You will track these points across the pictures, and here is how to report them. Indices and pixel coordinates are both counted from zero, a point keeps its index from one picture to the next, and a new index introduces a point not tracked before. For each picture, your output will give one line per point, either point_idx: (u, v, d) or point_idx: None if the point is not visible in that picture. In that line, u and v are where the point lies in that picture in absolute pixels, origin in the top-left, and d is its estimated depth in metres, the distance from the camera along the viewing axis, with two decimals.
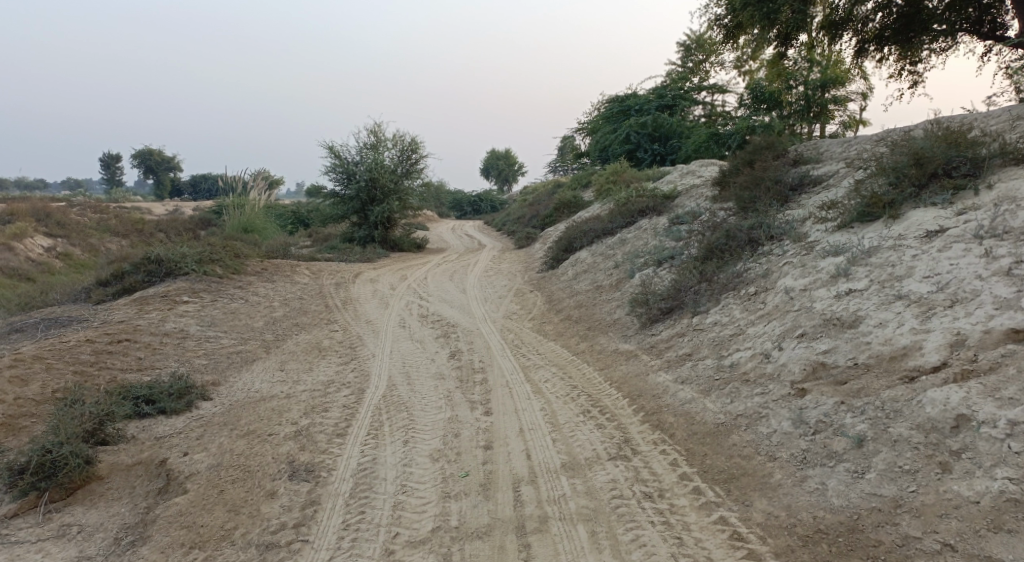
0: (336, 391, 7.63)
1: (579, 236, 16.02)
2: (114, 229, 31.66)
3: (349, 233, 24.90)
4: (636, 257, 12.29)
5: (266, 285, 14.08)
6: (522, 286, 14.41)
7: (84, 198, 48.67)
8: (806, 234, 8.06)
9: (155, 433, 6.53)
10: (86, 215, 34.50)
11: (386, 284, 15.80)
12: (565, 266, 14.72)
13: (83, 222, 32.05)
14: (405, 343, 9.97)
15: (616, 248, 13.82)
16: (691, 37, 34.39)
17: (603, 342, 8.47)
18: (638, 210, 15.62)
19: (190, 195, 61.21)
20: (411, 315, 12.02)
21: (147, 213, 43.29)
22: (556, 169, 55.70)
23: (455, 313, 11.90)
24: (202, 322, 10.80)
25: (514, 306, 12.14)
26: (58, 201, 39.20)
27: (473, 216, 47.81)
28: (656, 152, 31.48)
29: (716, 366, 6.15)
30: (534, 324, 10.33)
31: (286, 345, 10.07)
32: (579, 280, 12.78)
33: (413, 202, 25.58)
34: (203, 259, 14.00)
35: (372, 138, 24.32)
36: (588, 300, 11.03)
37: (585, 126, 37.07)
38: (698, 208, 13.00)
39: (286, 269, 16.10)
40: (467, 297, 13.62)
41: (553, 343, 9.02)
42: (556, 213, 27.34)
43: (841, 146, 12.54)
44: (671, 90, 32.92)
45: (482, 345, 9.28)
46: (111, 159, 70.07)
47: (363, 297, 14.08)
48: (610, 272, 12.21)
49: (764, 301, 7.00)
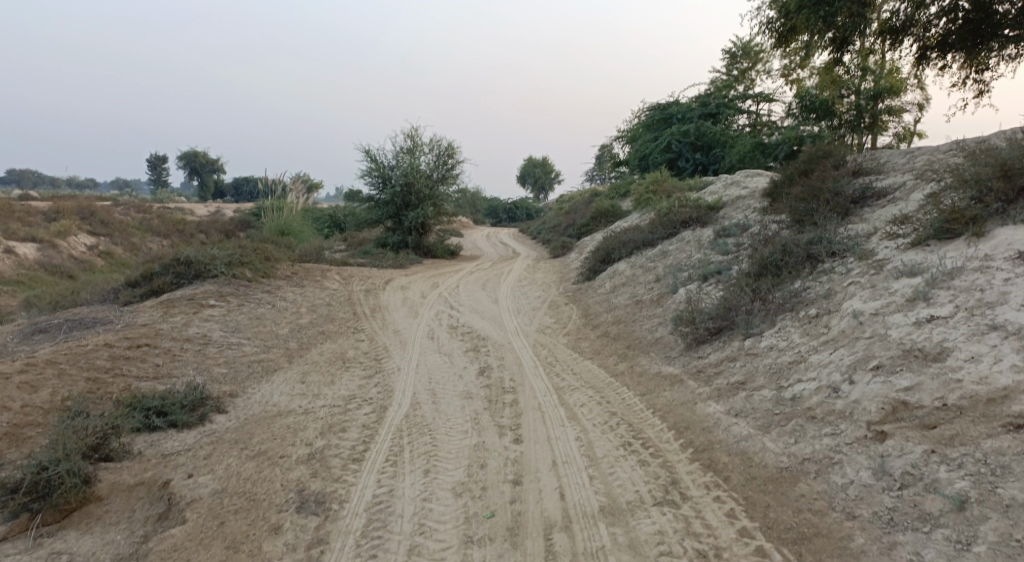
0: (356, 407, 7.15)
1: (618, 247, 15.37)
2: (156, 228, 32.12)
3: (382, 238, 24.65)
4: (679, 271, 11.61)
5: (294, 290, 13.76)
6: (557, 297, 13.83)
7: (131, 198, 49.87)
8: (873, 251, 7.30)
9: (163, 450, 6.15)
10: (130, 215, 35.13)
11: (417, 292, 15.37)
12: (603, 278, 14.08)
13: (126, 221, 32.57)
14: (433, 357, 9.47)
15: (657, 261, 13.15)
16: (737, 45, 33.51)
17: (644, 363, 7.83)
18: (681, 221, 14.92)
19: (232, 198, 62.32)
20: (440, 326, 11.53)
21: (189, 214, 44.04)
22: (594, 176, 55.00)
23: (486, 325, 11.37)
24: (225, 328, 10.48)
25: (549, 319, 11.56)
26: (104, 202, 40.06)
27: (509, 223, 47.40)
28: (698, 161, 30.63)
29: (775, 397, 5.48)
30: (569, 339, 9.73)
31: (310, 355, 9.66)
32: (617, 293, 12.14)
33: (448, 208, 25.23)
34: (232, 262, 13.77)
35: (409, 143, 24.08)
36: (626, 314, 10.40)
37: (624, 134, 36.37)
38: (746, 220, 12.25)
39: (317, 274, 15.82)
40: (499, 308, 13.09)
41: (589, 362, 8.40)
42: (593, 222, 26.69)
43: (904, 158, 11.69)
44: (715, 99, 31.99)
45: (513, 361, 8.73)
46: (157, 160, 71.75)
47: (392, 305, 13.66)
48: (651, 286, 11.55)
49: (827, 326, 6.30)
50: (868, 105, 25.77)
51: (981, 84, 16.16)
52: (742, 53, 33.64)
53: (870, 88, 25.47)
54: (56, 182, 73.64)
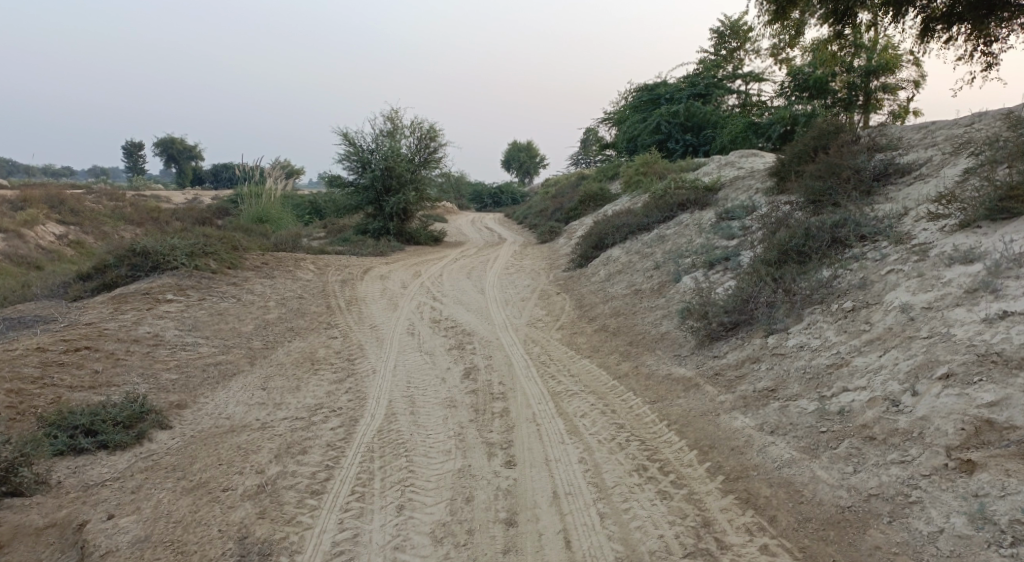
0: (322, 421, 6.17)
1: (612, 231, 14.42)
2: (129, 216, 30.76)
3: (362, 225, 23.55)
4: (680, 257, 10.71)
5: (264, 282, 12.69)
6: (547, 286, 12.90)
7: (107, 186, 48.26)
8: (911, 236, 6.42)
9: (87, 480, 5.17)
10: (102, 203, 33.63)
11: (398, 282, 14.35)
12: (596, 266, 13.16)
13: (96, 208, 31.14)
14: (413, 357, 8.50)
15: (655, 247, 12.25)
16: (725, 23, 32.54)
17: (650, 362, 6.92)
18: (678, 204, 14.00)
19: (211, 184, 60.65)
20: (422, 321, 10.54)
21: (166, 202, 42.53)
22: (579, 160, 53.98)
23: (472, 319, 10.39)
24: (182, 326, 9.43)
25: (540, 311, 10.61)
26: (78, 190, 38.41)
27: (494, 209, 46.35)
28: (688, 143, 29.71)
29: (818, 409, 4.60)
30: (564, 334, 8.81)
31: (275, 355, 8.66)
32: (614, 282, 11.21)
33: (431, 192, 24.15)
34: (195, 252, 12.66)
35: (389, 125, 22.93)
36: (626, 305, 9.48)
37: (612, 116, 35.35)
38: (751, 202, 11.36)
39: (290, 264, 14.75)
40: (485, 299, 12.11)
41: (588, 362, 7.48)
42: (582, 206, 25.74)
43: (920, 134, 10.81)
44: (704, 79, 31.04)
45: (502, 362, 7.78)
46: (133, 146, 69.64)
47: (370, 297, 12.65)
48: (650, 274, 10.65)
49: (868, 321, 5.42)
50: (864, 84, 24.92)
51: (989, 58, 15.31)
52: (731, 32, 32.67)
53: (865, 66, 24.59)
54: (30, 170, 71.40)
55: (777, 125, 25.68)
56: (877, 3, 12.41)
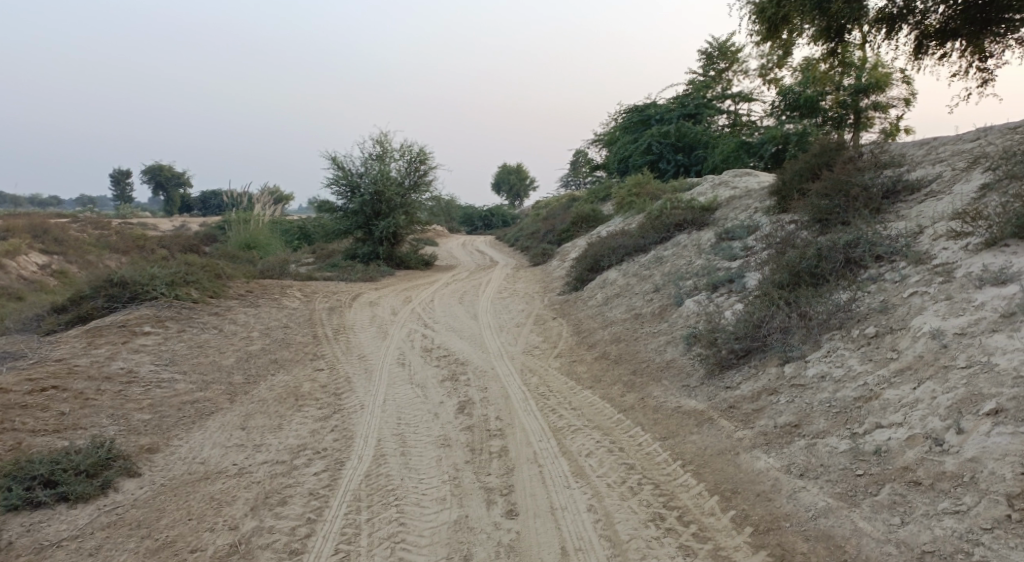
0: (305, 464, 5.69)
1: (607, 253, 14.05)
2: (114, 243, 30.19)
3: (351, 250, 23.12)
4: (680, 279, 10.33)
5: (248, 311, 12.20)
6: (542, 311, 12.48)
7: (94, 214, 47.65)
8: (931, 255, 6.08)
9: (43, 540, 4.67)
10: (87, 231, 33.03)
11: (388, 309, 13.89)
12: (593, 289, 12.76)
13: (81, 236, 30.54)
14: (404, 390, 8.02)
15: (653, 269, 11.89)
16: (713, 45, 32.68)
17: (657, 393, 6.49)
18: (675, 224, 13.68)
19: (200, 211, 60.12)
20: (414, 350, 10.07)
21: (153, 229, 41.94)
22: (569, 181, 53.93)
23: (466, 347, 9.93)
24: (160, 361, 8.93)
25: (536, 337, 10.18)
26: (64, 218, 37.80)
27: (485, 231, 46.06)
28: (679, 163, 29.59)
29: (850, 449, 4.21)
30: (563, 363, 8.38)
31: (257, 390, 8.16)
32: (612, 306, 10.81)
33: (422, 216, 23.78)
34: (176, 281, 12.18)
35: (378, 148, 22.63)
36: (626, 331, 9.07)
37: (602, 137, 35.27)
38: (752, 221, 11.05)
39: (276, 291, 14.27)
40: (479, 325, 11.67)
41: (590, 393, 7.04)
42: (574, 228, 25.45)
43: (922, 150, 10.55)
44: (694, 99, 31.04)
45: (499, 394, 7.32)
46: (121, 173, 69.10)
47: (359, 325, 12.18)
48: (650, 297, 10.25)
49: (894, 348, 5.04)
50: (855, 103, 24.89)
51: (984, 74, 15.18)
52: (719, 54, 32.77)
53: (855, 85, 24.57)
54: (16, 199, 70.66)
55: (768, 144, 25.57)
56: (870, 21, 12.26)
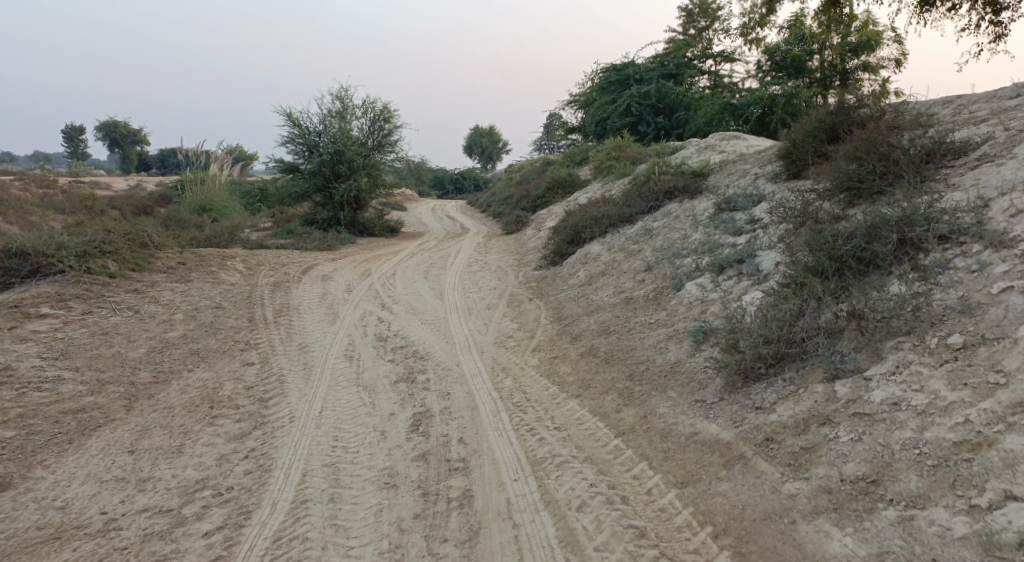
0: (200, 518, 4.32)
1: (589, 225, 12.54)
2: (56, 203, 27.74)
3: (309, 215, 21.27)
4: (677, 256, 8.93)
5: (175, 288, 10.49)
6: (516, 290, 11.02)
7: (41, 172, 44.43)
8: (1017, 238, 4.73)
9: None
10: (27, 191, 30.35)
11: (341, 285, 12.26)
12: (573, 265, 11.31)
13: (18, 195, 28.05)
14: (347, 395, 6.50)
15: (643, 244, 10.46)
16: (694, 1, 30.94)
17: (665, 410, 5.11)
18: (664, 192, 12.23)
19: (157, 170, 56.89)
20: (366, 338, 8.53)
21: (103, 189, 39.11)
22: (543, 145, 52.10)
23: (427, 336, 8.44)
24: (48, 354, 7.17)
25: (510, 324, 8.71)
26: (2, 177, 34.83)
27: (456, 195, 44.22)
28: (660, 126, 28.04)
29: (973, 535, 3.15)
30: (544, 361, 6.95)
31: (164, 394, 6.56)
32: (597, 286, 9.37)
33: (387, 179, 21.96)
34: (88, 251, 10.39)
35: (338, 104, 20.65)
36: (616, 319, 7.65)
37: (577, 98, 33.49)
38: (757, 190, 9.65)
39: (214, 263, 12.53)
40: (443, 307, 10.16)
41: (577, 406, 5.63)
42: (549, 193, 23.89)
43: (950, 108, 9.20)
44: (674, 59, 29.38)
45: (463, 407, 5.90)
46: (72, 129, 65.14)
47: (306, 305, 10.58)
48: (642, 278, 8.84)
49: (999, 369, 3.80)
50: (845, 63, 23.55)
51: (998, 28, 13.85)
52: (700, 11, 31.13)
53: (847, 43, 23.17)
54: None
55: (754, 107, 24.23)
56: None
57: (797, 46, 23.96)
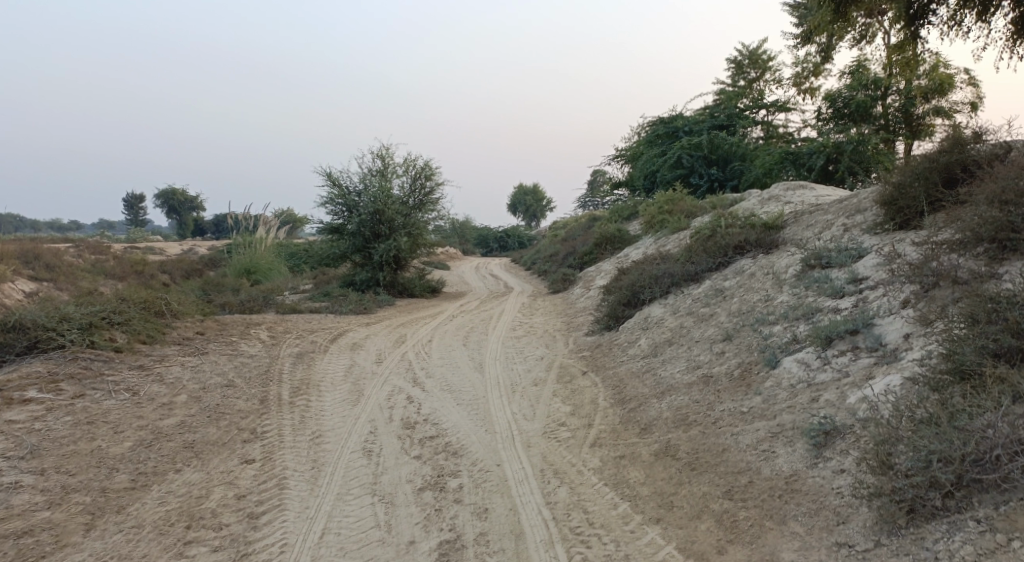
0: None
1: (649, 284, 11.11)
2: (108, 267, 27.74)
3: (348, 277, 20.40)
4: (762, 322, 7.44)
5: (185, 362, 9.52)
6: (567, 360, 9.62)
7: (101, 238, 45.53)
8: None
9: None
10: (81, 256, 30.68)
11: (372, 355, 11.05)
12: (633, 332, 9.84)
13: (72, 260, 28.26)
14: (357, 507, 5.17)
15: (716, 307, 8.97)
16: (743, 52, 30.00)
17: (792, 556, 3.67)
18: (734, 246, 10.77)
19: (212, 234, 58.19)
20: (392, 424, 7.21)
21: (156, 253, 39.68)
22: (588, 201, 51.16)
23: (463, 422, 7.06)
24: (13, 452, 6.13)
25: (562, 405, 7.28)
26: (61, 243, 35.52)
27: (501, 253, 43.35)
28: (713, 177, 26.45)
29: None
30: (610, 461, 5.49)
31: (137, 505, 5.43)
32: (664, 359, 7.90)
33: (428, 238, 21.04)
34: (95, 324, 9.52)
35: (378, 163, 20.04)
36: (695, 403, 6.16)
37: (623, 152, 32.51)
38: (854, 243, 8.15)
39: (237, 333, 11.56)
40: (484, 381, 8.81)
41: (658, 539, 4.16)
42: (598, 250, 22.59)
43: None
44: (725, 109, 28.20)
45: (505, 534, 4.52)
46: (134, 197, 67.64)
47: (331, 380, 9.39)
48: (721, 349, 7.34)
49: None
50: (914, 107, 21.91)
51: None
52: (749, 62, 30.22)
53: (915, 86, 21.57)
54: (36, 223, 69.40)
55: (816, 156, 22.75)
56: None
57: (861, 90, 22.45)
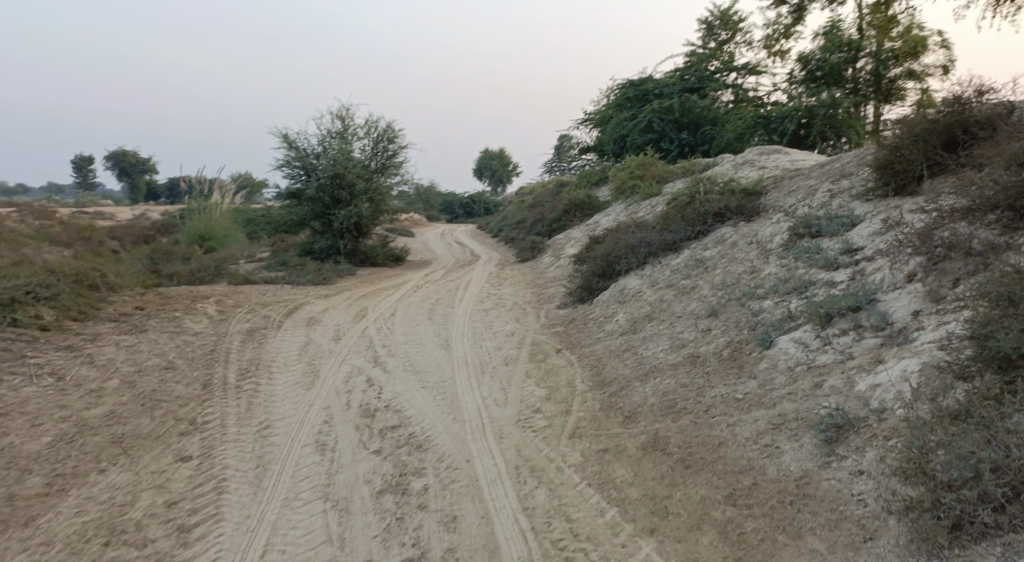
0: None
1: (625, 253, 10.53)
2: (51, 233, 26.11)
3: (307, 245, 19.37)
4: (751, 296, 6.90)
5: (121, 341, 8.64)
6: (540, 336, 9.02)
7: (48, 203, 43.20)
8: None
9: None
10: (23, 220, 28.86)
11: (330, 331, 10.28)
12: (609, 306, 9.26)
13: (12, 225, 26.51)
14: (308, 516, 4.59)
15: (697, 280, 8.43)
16: (714, 13, 29.27)
17: None
18: (713, 213, 10.22)
19: (167, 199, 55.84)
20: (349, 412, 6.54)
21: (107, 219, 37.75)
22: (554, 166, 50.39)
23: (427, 409, 6.43)
24: None
25: (536, 389, 6.68)
26: (1, 208, 33.44)
27: (467, 219, 42.44)
28: (684, 142, 25.92)
29: None
30: (594, 455, 4.93)
31: (48, 517, 4.77)
32: (644, 336, 7.33)
33: (392, 204, 20.11)
34: (18, 299, 8.54)
35: (338, 124, 18.92)
36: (682, 388, 5.60)
37: (592, 116, 31.72)
38: (846, 211, 7.66)
39: (183, 307, 10.66)
40: (450, 361, 8.18)
41: (654, 555, 3.67)
42: (567, 216, 21.96)
43: None
44: (696, 72, 27.57)
45: (476, 549, 3.98)
46: (82, 159, 64.46)
47: (285, 359, 8.63)
48: (706, 326, 6.80)
49: None
50: (886, 70, 21.46)
51: None
52: (720, 23, 29.53)
53: (888, 49, 21.12)
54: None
55: (789, 121, 22.31)
56: None
57: (835, 53, 21.89)
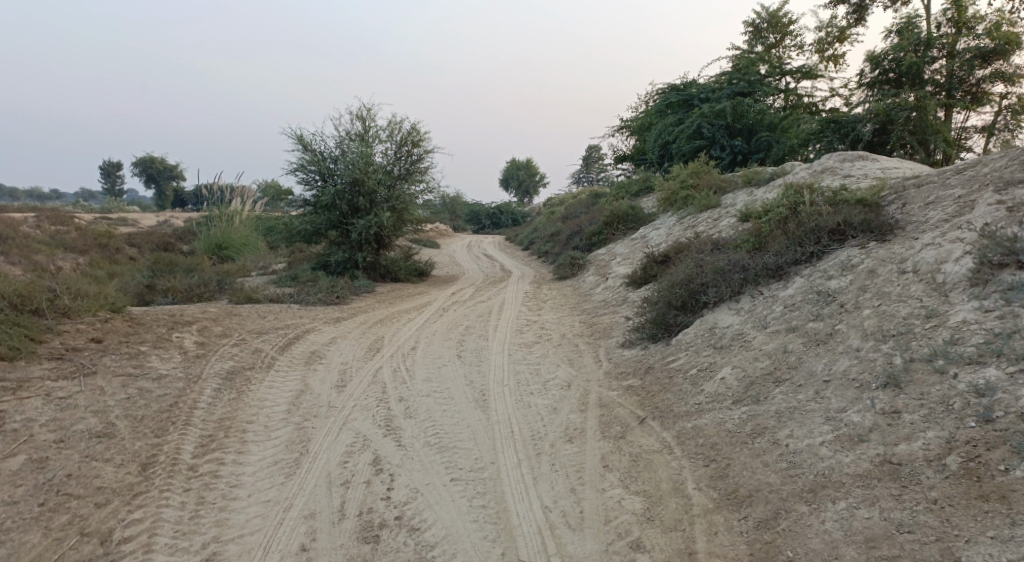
0: None
1: (711, 279, 8.15)
2: (64, 239, 24.47)
3: (321, 258, 17.26)
4: (955, 359, 4.49)
5: (53, 392, 6.46)
6: (608, 391, 6.69)
7: (72, 208, 41.87)
8: None
9: None
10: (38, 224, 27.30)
11: (333, 373, 8.05)
12: (701, 353, 6.87)
13: (25, 229, 24.94)
14: None
15: (835, 322, 6.02)
16: (761, 14, 26.83)
17: None
18: (829, 229, 7.78)
19: (192, 205, 54.45)
20: (341, 530, 4.41)
21: (128, 225, 36.20)
22: (584, 176, 48.20)
23: (461, 531, 4.27)
24: None
25: (624, 498, 4.39)
26: (22, 212, 32.09)
27: (493, 230, 40.28)
28: (736, 150, 23.23)
29: None
30: None
31: None
32: (780, 411, 4.93)
33: (416, 213, 17.94)
34: None
35: (357, 124, 16.83)
36: (903, 534, 3.47)
37: (631, 122, 29.35)
38: None
39: (154, 339, 8.52)
40: (489, 429, 5.87)
41: None
42: (608, 229, 19.59)
43: None
44: (745, 75, 24.68)
45: None
46: (111, 165, 63.76)
47: (268, 418, 6.41)
48: (889, 404, 4.39)
49: None
50: (970, 70, 17.96)
51: None
52: (769, 25, 26.93)
53: (965, 49, 17.85)
54: (13, 191, 65.77)
55: (864, 124, 18.92)
56: None
57: (911, 51, 18.48)
